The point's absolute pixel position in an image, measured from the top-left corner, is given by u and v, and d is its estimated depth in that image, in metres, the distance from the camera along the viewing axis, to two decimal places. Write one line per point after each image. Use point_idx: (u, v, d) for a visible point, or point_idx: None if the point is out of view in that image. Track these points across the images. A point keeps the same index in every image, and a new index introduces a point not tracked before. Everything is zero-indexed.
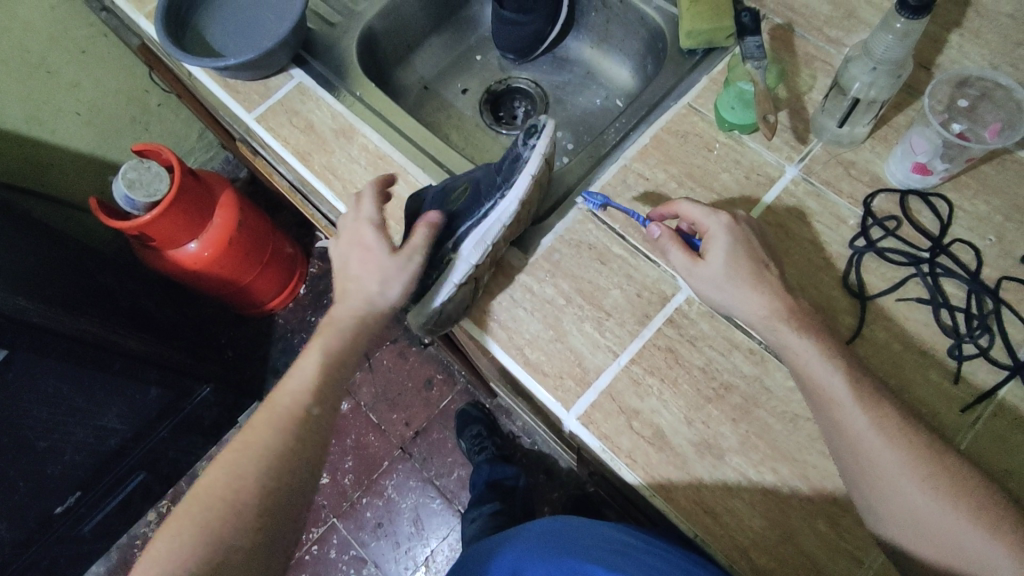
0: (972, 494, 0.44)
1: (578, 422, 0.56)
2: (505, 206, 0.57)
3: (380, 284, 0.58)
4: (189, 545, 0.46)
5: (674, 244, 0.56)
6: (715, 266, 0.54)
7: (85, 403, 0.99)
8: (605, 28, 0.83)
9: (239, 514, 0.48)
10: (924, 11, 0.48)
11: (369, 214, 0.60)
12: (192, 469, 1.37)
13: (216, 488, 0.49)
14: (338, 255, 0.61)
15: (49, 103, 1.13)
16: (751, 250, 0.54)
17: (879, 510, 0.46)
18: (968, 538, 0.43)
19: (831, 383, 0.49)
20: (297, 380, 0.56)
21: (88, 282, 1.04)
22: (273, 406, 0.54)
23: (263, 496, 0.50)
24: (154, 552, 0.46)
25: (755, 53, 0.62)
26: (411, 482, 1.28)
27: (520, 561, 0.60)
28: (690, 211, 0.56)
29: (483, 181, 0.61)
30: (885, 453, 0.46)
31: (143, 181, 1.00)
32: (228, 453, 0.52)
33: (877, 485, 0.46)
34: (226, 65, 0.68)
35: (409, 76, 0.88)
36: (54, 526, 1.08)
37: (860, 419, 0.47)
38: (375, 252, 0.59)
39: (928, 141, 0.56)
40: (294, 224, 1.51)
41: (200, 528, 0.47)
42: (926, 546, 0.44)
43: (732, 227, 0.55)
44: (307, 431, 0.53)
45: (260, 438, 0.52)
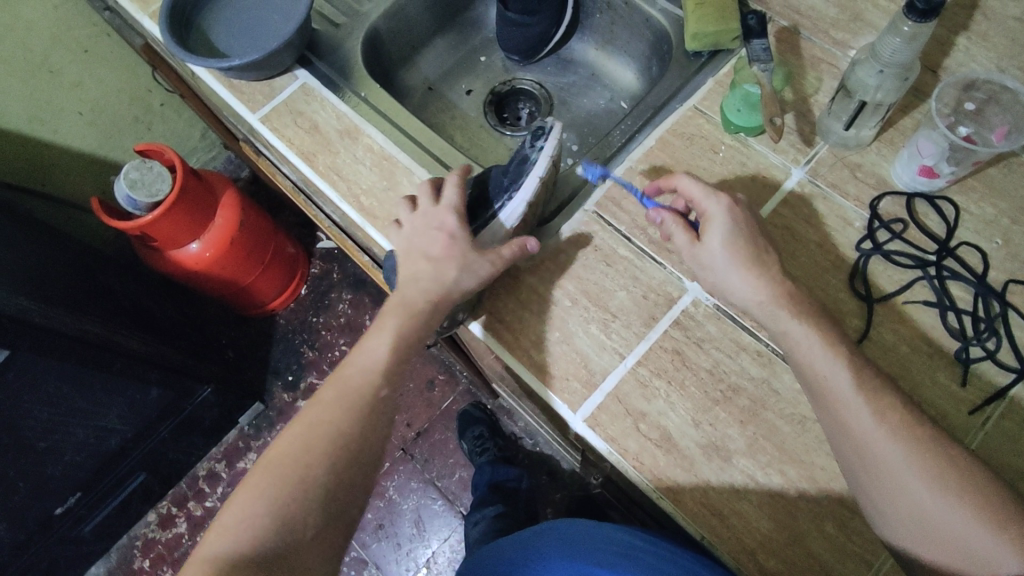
0: (977, 491, 0.44)
1: (584, 424, 0.56)
2: (511, 208, 0.59)
3: (460, 273, 0.57)
4: (264, 510, 0.51)
5: (677, 227, 0.56)
6: (712, 248, 0.54)
7: (85, 403, 0.98)
8: (609, 30, 0.83)
9: (309, 487, 0.52)
10: (931, 15, 0.48)
11: (453, 202, 0.60)
12: (193, 470, 1.36)
13: (290, 458, 0.53)
14: (409, 239, 0.60)
15: (50, 103, 1.13)
16: (751, 236, 0.54)
17: (881, 505, 0.46)
18: (975, 538, 0.43)
19: (836, 380, 0.48)
20: (366, 363, 0.57)
21: (89, 281, 1.03)
22: (342, 380, 0.57)
23: (332, 472, 0.53)
24: (235, 509, 0.52)
25: (761, 56, 0.64)
26: (412, 483, 1.27)
27: (531, 564, 0.61)
28: (689, 189, 0.56)
29: (493, 180, 0.61)
30: (890, 453, 0.46)
31: (145, 181, 0.99)
32: (302, 425, 0.56)
33: (880, 481, 0.46)
34: (231, 65, 0.68)
35: (414, 77, 0.88)
36: (54, 527, 1.08)
37: (865, 418, 0.47)
38: (457, 240, 0.58)
39: (935, 145, 0.56)
40: (295, 225, 1.51)
41: (275, 492, 0.52)
42: (929, 543, 0.44)
43: (732, 209, 0.55)
44: (373, 414, 0.56)
45: (331, 415, 0.55)
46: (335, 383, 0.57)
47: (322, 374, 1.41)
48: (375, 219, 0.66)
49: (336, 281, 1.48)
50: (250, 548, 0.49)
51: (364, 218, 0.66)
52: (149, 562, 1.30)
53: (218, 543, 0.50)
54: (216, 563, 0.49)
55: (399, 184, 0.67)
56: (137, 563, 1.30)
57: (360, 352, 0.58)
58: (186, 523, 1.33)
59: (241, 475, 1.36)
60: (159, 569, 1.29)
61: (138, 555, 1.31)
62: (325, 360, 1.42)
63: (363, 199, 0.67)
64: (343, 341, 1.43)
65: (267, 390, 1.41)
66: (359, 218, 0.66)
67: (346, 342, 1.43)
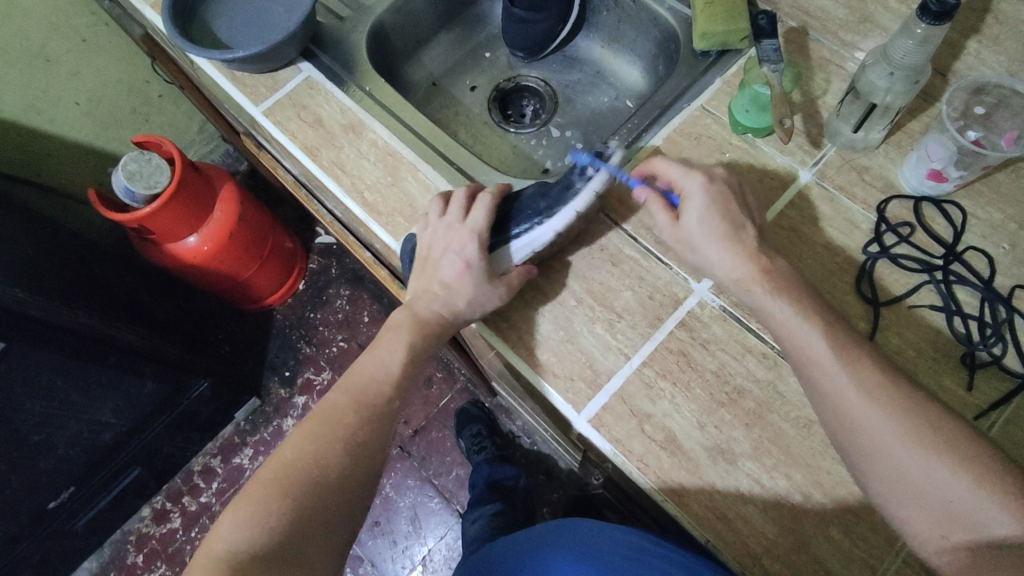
0: (969, 454, 0.42)
1: (589, 425, 0.55)
2: (537, 234, 0.57)
3: (467, 305, 0.58)
4: (276, 508, 0.50)
5: (656, 206, 0.56)
6: (689, 225, 0.54)
7: (79, 397, 0.97)
8: (616, 28, 0.83)
9: (323, 486, 0.52)
10: (945, 17, 0.48)
11: (478, 226, 0.58)
12: (188, 466, 1.35)
13: (302, 458, 0.53)
14: (429, 251, 0.60)
15: (47, 92, 1.11)
16: (728, 213, 0.53)
17: (868, 471, 0.45)
18: (960, 495, 0.41)
19: (815, 347, 0.48)
20: (378, 370, 0.59)
21: (85, 274, 1.02)
22: (353, 380, 0.59)
23: (345, 473, 0.54)
24: (245, 507, 0.50)
25: (771, 56, 0.62)
26: (409, 480, 1.27)
27: (546, 562, 0.62)
28: (666, 169, 0.57)
29: (529, 198, 0.59)
30: (870, 413, 0.45)
31: (143, 173, 0.99)
32: (314, 426, 0.56)
33: (865, 448, 0.45)
34: (234, 57, 0.67)
35: (418, 72, 0.88)
36: (47, 521, 1.07)
37: (844, 381, 0.46)
38: (471, 269, 0.58)
39: (943, 148, 0.56)
40: (294, 219, 1.50)
41: (289, 493, 0.51)
42: (919, 509, 0.43)
43: (707, 188, 0.54)
44: (384, 420, 0.57)
45: (344, 417, 0.56)
46: (347, 388, 0.58)
47: (319, 370, 1.40)
48: (378, 214, 0.65)
49: (334, 277, 1.47)
50: (265, 549, 0.48)
51: (367, 214, 0.66)
52: (142, 558, 1.29)
53: (228, 539, 0.49)
54: (228, 559, 0.47)
55: (403, 180, 0.66)
56: (131, 558, 1.29)
57: (373, 358, 0.60)
58: (181, 518, 1.32)
59: (236, 471, 1.35)
60: (153, 565, 1.28)
61: (131, 550, 1.30)
62: (323, 357, 1.41)
63: (367, 194, 0.66)
64: (341, 337, 1.42)
65: (264, 386, 1.40)
66: (363, 213, 0.66)
67: (344, 339, 1.42)
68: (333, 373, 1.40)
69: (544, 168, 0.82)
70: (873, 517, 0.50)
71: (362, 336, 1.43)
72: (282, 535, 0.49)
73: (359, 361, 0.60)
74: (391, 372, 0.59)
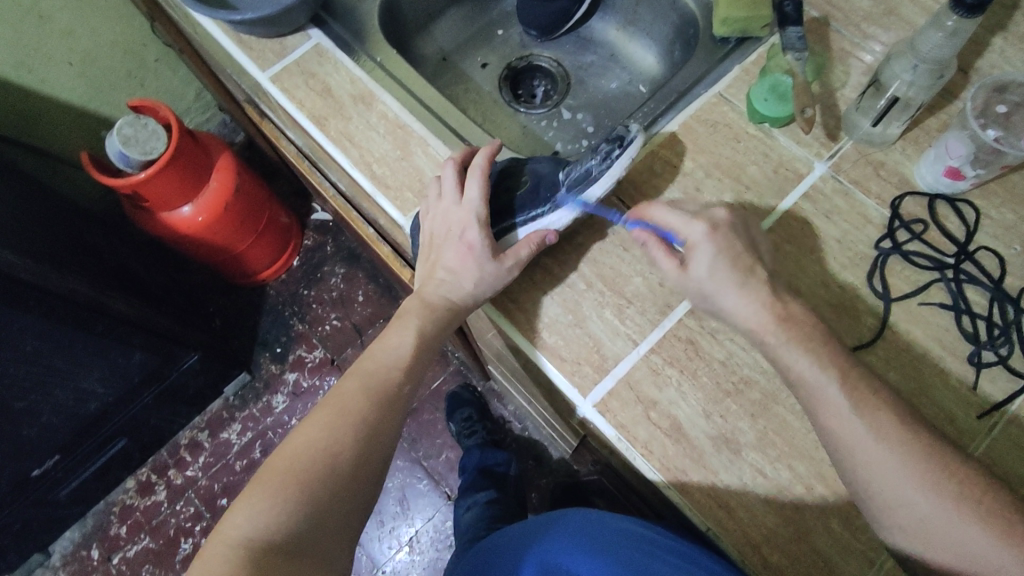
0: (977, 498, 0.44)
1: (594, 410, 0.55)
2: (556, 217, 0.57)
3: (474, 286, 0.56)
4: (292, 496, 0.49)
5: (659, 252, 0.54)
6: (698, 276, 0.52)
7: (65, 363, 0.95)
8: (633, 11, 0.81)
9: (336, 474, 0.51)
10: (978, 10, 0.47)
11: (475, 207, 0.57)
12: (175, 439, 1.34)
13: (316, 445, 0.52)
14: (433, 235, 0.59)
15: (39, 49, 1.08)
16: (737, 257, 0.52)
17: (882, 514, 0.46)
18: (976, 545, 0.43)
19: (829, 394, 0.47)
20: (388, 356, 0.58)
21: (78, 243, 0.99)
22: (363, 370, 0.58)
23: (357, 462, 0.53)
24: (260, 494, 0.49)
25: (796, 44, 0.61)
26: (399, 461, 1.26)
27: (546, 564, 0.60)
28: (667, 217, 0.55)
29: (546, 178, 0.59)
30: (886, 465, 0.45)
31: (138, 138, 0.95)
32: (326, 413, 0.54)
33: (880, 494, 0.45)
34: (242, 19, 0.65)
35: (428, 46, 0.86)
36: (28, 489, 1.05)
37: (859, 429, 0.46)
38: (474, 251, 0.57)
39: (964, 145, 0.55)
40: (291, 194, 1.48)
41: (302, 481, 0.50)
42: (929, 551, 0.45)
43: (712, 237, 0.52)
44: (395, 407, 0.56)
45: (356, 404, 0.55)
46: (358, 374, 0.58)
47: (312, 348, 1.38)
48: (386, 188, 0.64)
49: (329, 254, 1.45)
50: (280, 539, 0.47)
51: (375, 186, 0.64)
52: (126, 529, 1.28)
53: (244, 526, 0.47)
54: (244, 547, 0.46)
55: (413, 154, 0.65)
56: (114, 529, 1.28)
57: (383, 345, 0.59)
58: (166, 491, 1.30)
59: (224, 446, 1.33)
60: (137, 537, 1.27)
61: (115, 521, 1.28)
62: (316, 334, 1.39)
63: (374, 167, 0.64)
64: (334, 315, 1.41)
65: (254, 361, 1.38)
66: (370, 185, 0.64)
67: (338, 317, 1.40)
68: (325, 351, 1.38)
69: (554, 150, 0.81)
70: None
71: (357, 315, 1.41)
72: (297, 523, 0.48)
73: (370, 350, 0.60)
74: (393, 353, 0.58)
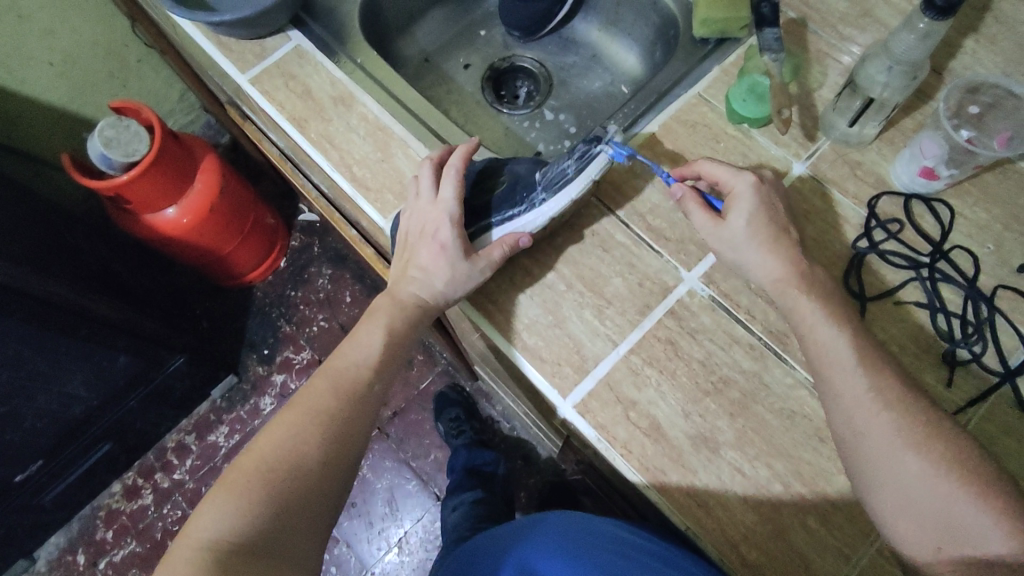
0: (970, 469, 0.43)
1: (574, 411, 0.55)
2: (534, 217, 0.56)
3: (446, 285, 0.57)
4: (258, 497, 0.49)
5: (695, 204, 0.55)
6: (734, 225, 0.53)
7: (49, 368, 0.94)
8: (615, 11, 0.81)
9: (304, 472, 0.51)
10: (949, 12, 0.48)
11: (449, 206, 0.57)
12: (161, 442, 1.33)
13: (282, 446, 0.52)
14: (408, 234, 0.59)
15: (19, 50, 1.06)
16: (775, 216, 0.54)
17: (870, 474, 0.46)
18: (963, 513, 0.42)
19: (836, 350, 0.49)
20: (360, 357, 0.58)
21: (57, 244, 0.98)
22: (332, 370, 0.58)
23: (325, 462, 0.53)
24: (225, 496, 0.49)
25: (773, 45, 0.62)
26: (386, 461, 1.26)
27: (525, 565, 0.60)
28: (713, 168, 0.56)
29: (523, 178, 0.59)
30: (879, 422, 0.45)
31: (121, 140, 0.95)
32: (293, 414, 0.55)
33: (872, 455, 0.45)
34: (220, 20, 0.65)
35: (410, 47, 0.86)
36: (11, 494, 1.04)
37: (862, 388, 0.47)
38: (446, 250, 0.57)
39: (938, 145, 0.56)
40: (276, 195, 1.47)
41: (267, 483, 0.50)
42: (909, 510, 0.44)
43: (757, 187, 0.54)
44: (365, 407, 0.56)
45: (323, 404, 0.55)
46: (328, 374, 0.57)
47: (299, 349, 1.38)
48: (366, 190, 0.64)
49: (316, 255, 1.44)
50: (246, 540, 0.47)
51: (355, 189, 0.64)
52: (112, 534, 1.27)
53: (210, 528, 0.47)
54: (209, 549, 0.45)
55: (393, 156, 0.65)
56: (100, 534, 1.27)
57: (354, 344, 0.59)
58: (153, 495, 1.29)
59: (210, 448, 1.32)
60: (123, 541, 1.26)
61: (101, 526, 1.27)
62: (303, 336, 1.39)
63: (355, 169, 0.64)
64: (322, 316, 1.40)
65: (241, 363, 1.38)
66: (350, 188, 0.64)
67: (325, 318, 1.40)
68: (313, 352, 1.38)
69: (536, 151, 0.81)
70: (849, 507, 0.51)
71: (344, 316, 1.41)
72: (265, 522, 0.48)
73: (340, 350, 0.60)
74: (371, 356, 0.58)
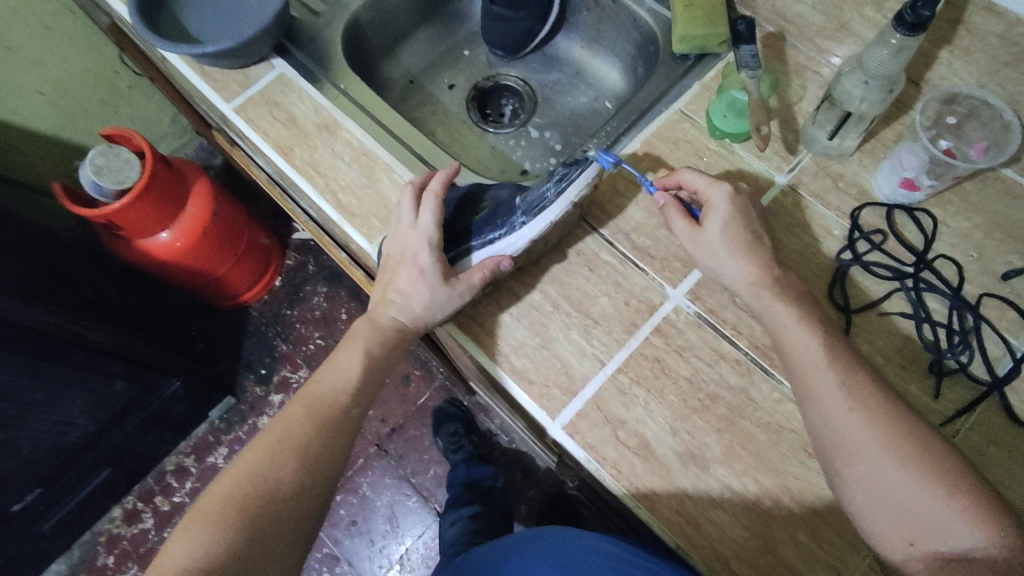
0: (948, 471, 0.43)
1: (563, 432, 0.55)
2: (513, 240, 0.56)
3: (424, 309, 0.57)
4: (233, 524, 0.49)
5: (676, 211, 0.56)
6: (710, 236, 0.54)
7: (46, 397, 0.94)
8: (596, 28, 0.82)
9: (277, 500, 0.51)
10: (919, 29, 0.49)
11: (428, 232, 0.58)
12: (160, 465, 1.33)
13: (257, 472, 0.52)
14: (389, 257, 0.60)
15: (9, 81, 1.07)
16: (751, 224, 0.55)
17: (849, 479, 0.45)
18: (936, 514, 0.42)
19: (813, 360, 0.49)
20: (341, 384, 0.58)
21: (50, 270, 0.98)
22: (309, 396, 0.58)
23: (301, 487, 0.53)
24: (199, 525, 0.49)
25: (750, 62, 0.62)
26: (386, 479, 1.26)
27: (520, 569, 0.61)
28: (691, 179, 0.57)
29: (504, 202, 0.58)
30: (856, 427, 0.45)
31: (111, 168, 0.95)
32: (269, 440, 0.55)
33: (848, 459, 0.45)
34: (203, 52, 0.66)
35: (395, 69, 0.86)
36: (11, 524, 1.03)
37: (836, 392, 0.47)
38: (425, 275, 0.57)
39: (916, 156, 0.57)
40: (270, 214, 1.48)
41: (241, 513, 0.50)
42: (884, 512, 0.44)
43: (733, 198, 0.55)
44: (343, 432, 0.57)
45: (299, 430, 0.55)
46: (304, 399, 0.58)
47: (296, 368, 1.38)
48: (352, 216, 0.64)
49: (311, 274, 1.45)
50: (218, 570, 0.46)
51: (341, 215, 0.64)
52: (113, 559, 1.26)
53: (181, 558, 0.46)
54: None
55: (378, 181, 0.65)
56: (101, 560, 1.27)
57: (334, 369, 0.59)
58: (153, 518, 1.29)
59: (210, 470, 1.33)
60: (124, 566, 1.26)
61: (101, 552, 1.27)
62: (299, 354, 1.39)
63: (340, 195, 0.65)
64: (318, 334, 1.40)
65: (238, 384, 1.38)
66: (336, 214, 0.64)
67: (321, 335, 1.40)
68: (309, 370, 1.38)
69: (522, 169, 0.82)
70: (839, 521, 0.51)
71: (340, 333, 1.41)
72: (239, 548, 0.48)
73: (318, 376, 0.60)
74: (353, 384, 0.58)
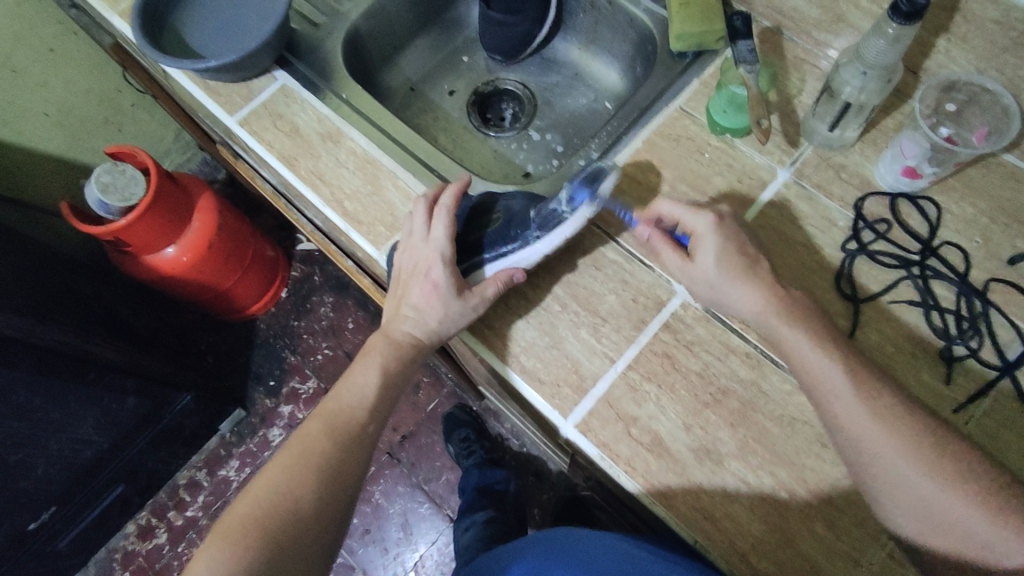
0: (976, 479, 0.44)
1: (576, 431, 0.55)
2: (527, 254, 0.57)
3: (440, 322, 0.58)
4: (254, 542, 0.49)
5: (665, 246, 0.56)
6: (703, 268, 0.54)
7: (59, 415, 0.94)
8: (593, 30, 0.83)
9: (298, 517, 0.52)
10: (915, 17, 0.49)
11: (441, 246, 0.58)
12: (173, 480, 1.33)
13: (276, 490, 0.52)
14: (401, 270, 0.60)
15: (15, 104, 1.09)
16: (742, 248, 0.54)
17: (882, 493, 0.46)
18: (972, 523, 0.43)
19: (829, 374, 0.48)
20: (355, 396, 0.59)
21: (62, 290, 0.99)
22: (326, 410, 0.59)
23: (319, 503, 0.53)
24: (220, 544, 0.49)
25: (748, 57, 0.62)
26: (399, 487, 1.26)
27: (533, 566, 0.62)
28: (672, 211, 0.56)
29: (518, 214, 0.59)
30: (884, 443, 0.45)
31: (117, 185, 0.96)
32: (289, 456, 0.55)
33: (880, 473, 0.45)
34: (206, 67, 0.66)
35: (395, 77, 0.87)
36: (28, 543, 1.04)
37: (858, 408, 0.46)
38: (439, 289, 0.58)
39: (917, 145, 0.57)
40: (275, 227, 1.49)
41: (262, 531, 0.50)
42: (923, 523, 0.44)
43: (719, 228, 0.54)
44: (357, 448, 0.57)
45: (319, 446, 0.56)
46: (321, 415, 0.58)
47: (305, 379, 1.38)
48: (358, 224, 0.64)
49: (317, 284, 1.45)
50: None
51: (348, 223, 0.65)
52: None
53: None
54: None
55: (383, 188, 0.66)
56: None
57: (349, 384, 0.60)
58: (168, 534, 1.30)
59: (223, 483, 1.33)
60: None
61: (118, 568, 1.28)
62: (308, 365, 1.40)
63: (346, 204, 0.65)
64: (326, 344, 1.41)
65: (248, 396, 1.38)
66: (343, 222, 0.65)
67: (329, 346, 1.41)
68: (318, 381, 1.38)
69: (525, 172, 0.82)
70: (856, 511, 0.51)
71: (348, 343, 1.41)
72: (259, 566, 0.48)
73: (334, 390, 0.60)
74: (361, 392, 0.59)
